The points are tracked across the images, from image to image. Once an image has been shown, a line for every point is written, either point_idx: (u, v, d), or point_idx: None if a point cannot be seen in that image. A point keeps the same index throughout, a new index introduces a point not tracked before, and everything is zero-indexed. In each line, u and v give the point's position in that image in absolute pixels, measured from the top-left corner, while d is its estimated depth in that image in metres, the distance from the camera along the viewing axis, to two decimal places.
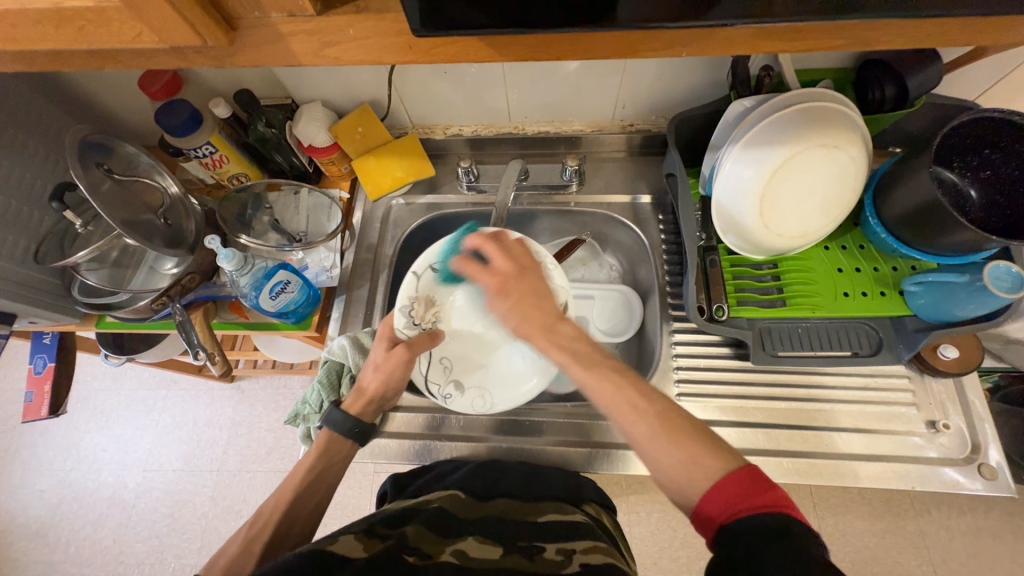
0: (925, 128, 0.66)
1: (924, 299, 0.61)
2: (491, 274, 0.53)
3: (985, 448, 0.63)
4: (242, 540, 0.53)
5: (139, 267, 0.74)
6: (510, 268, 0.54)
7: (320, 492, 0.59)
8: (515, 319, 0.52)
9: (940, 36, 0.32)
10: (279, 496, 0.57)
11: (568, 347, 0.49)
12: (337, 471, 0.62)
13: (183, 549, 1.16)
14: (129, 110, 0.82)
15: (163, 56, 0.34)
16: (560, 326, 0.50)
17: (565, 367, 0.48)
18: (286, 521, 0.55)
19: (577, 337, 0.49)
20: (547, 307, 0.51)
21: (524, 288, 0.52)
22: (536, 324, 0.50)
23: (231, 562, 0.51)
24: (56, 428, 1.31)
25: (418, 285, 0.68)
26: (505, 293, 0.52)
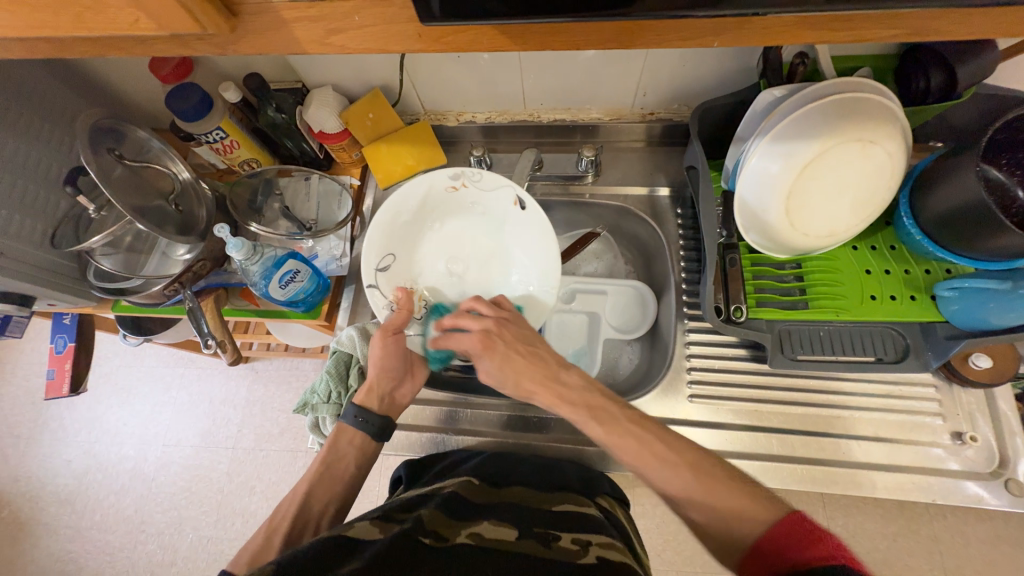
0: (971, 121, 0.61)
1: (956, 305, 0.57)
2: (472, 338, 0.59)
3: (1013, 462, 0.61)
4: (261, 535, 0.54)
5: (152, 252, 0.74)
6: (489, 326, 0.60)
7: (337, 485, 0.59)
8: (511, 377, 0.58)
9: (1011, 27, 0.29)
10: (295, 491, 0.58)
11: (580, 401, 0.55)
12: (354, 464, 0.61)
13: (200, 521, 1.20)
14: (141, 93, 0.81)
15: (164, 43, 0.33)
16: (565, 374, 0.58)
17: (583, 423, 0.54)
18: (301, 514, 0.56)
19: (582, 386, 0.57)
20: (544, 358, 0.59)
21: (510, 340, 0.59)
22: (540, 376, 0.58)
23: (253, 558, 0.52)
24: (81, 402, 1.36)
25: (382, 291, 0.65)
26: (494, 350, 0.58)
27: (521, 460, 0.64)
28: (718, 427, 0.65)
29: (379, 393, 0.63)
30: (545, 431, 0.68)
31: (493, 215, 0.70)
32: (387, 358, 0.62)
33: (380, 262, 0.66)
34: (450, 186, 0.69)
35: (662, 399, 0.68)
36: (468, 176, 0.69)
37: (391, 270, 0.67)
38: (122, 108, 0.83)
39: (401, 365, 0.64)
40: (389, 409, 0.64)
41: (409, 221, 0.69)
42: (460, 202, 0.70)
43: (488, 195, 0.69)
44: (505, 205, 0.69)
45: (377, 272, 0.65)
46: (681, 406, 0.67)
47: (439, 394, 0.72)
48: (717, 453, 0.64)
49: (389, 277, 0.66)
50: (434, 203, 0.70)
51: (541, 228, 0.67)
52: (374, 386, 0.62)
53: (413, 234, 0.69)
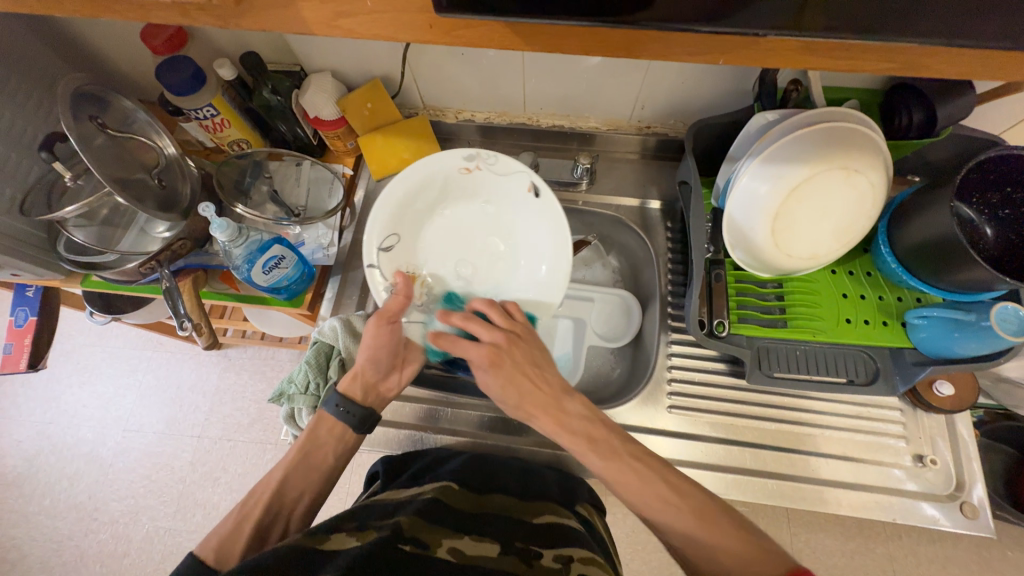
0: (946, 158, 0.65)
1: (924, 333, 0.60)
2: (480, 351, 0.57)
3: (969, 486, 0.63)
4: (232, 520, 0.51)
5: (129, 228, 0.71)
6: (500, 341, 0.58)
7: (314, 473, 0.58)
8: (513, 398, 0.57)
9: (1000, 71, 0.30)
10: (270, 476, 0.56)
11: (580, 431, 0.54)
12: (333, 454, 0.60)
13: (157, 511, 1.15)
14: (127, 63, 0.78)
15: (164, 11, 0.32)
16: (566, 403, 0.56)
17: (580, 452, 0.53)
18: (275, 501, 0.54)
19: (583, 415, 0.55)
20: (550, 382, 0.57)
21: (520, 359, 0.58)
22: (544, 401, 0.56)
23: (222, 543, 0.49)
24: (36, 381, 1.29)
25: (385, 272, 0.64)
26: (503, 367, 0.57)
27: (499, 462, 0.64)
28: (695, 439, 0.67)
29: (365, 381, 0.62)
30: (524, 434, 0.68)
31: (503, 203, 0.69)
32: (379, 346, 0.60)
33: (384, 242, 0.65)
34: (463, 168, 0.67)
35: (642, 408, 0.69)
36: (483, 158, 0.67)
37: (394, 251, 0.66)
38: (107, 76, 0.80)
39: (390, 356, 0.62)
40: (373, 399, 0.63)
41: (415, 199, 0.67)
42: (470, 185, 0.68)
43: (501, 181, 0.68)
44: (519, 190, 0.68)
45: (379, 252, 0.64)
46: (660, 417, 0.68)
47: (420, 392, 0.71)
48: (692, 464, 0.65)
49: (391, 258, 0.65)
50: (444, 184, 0.68)
51: (555, 223, 0.66)
52: (360, 374, 0.61)
53: (419, 215, 0.68)
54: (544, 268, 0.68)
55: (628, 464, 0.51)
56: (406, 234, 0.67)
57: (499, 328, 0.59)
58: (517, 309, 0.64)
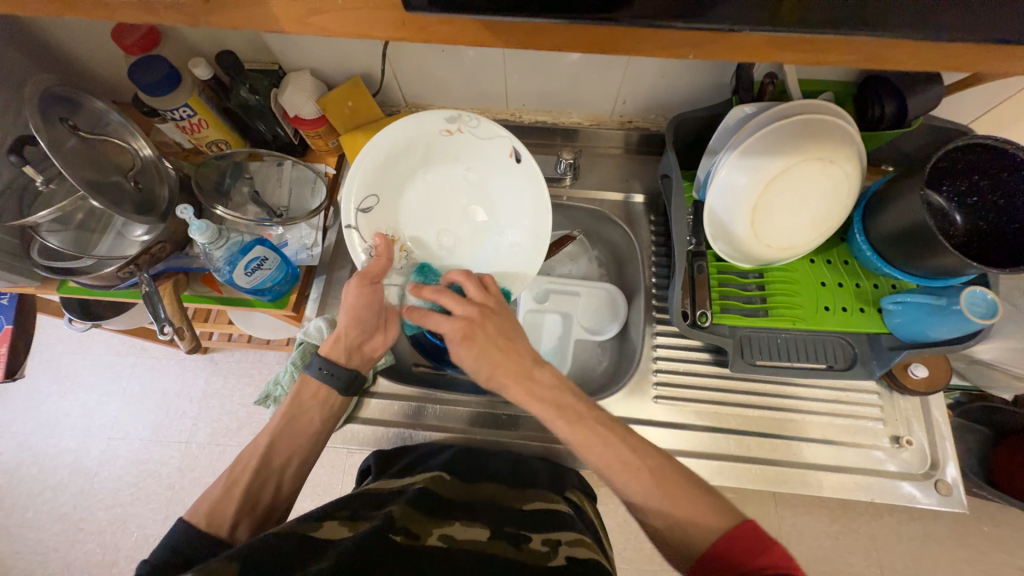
0: (918, 148, 0.67)
1: (899, 318, 0.62)
2: (452, 324, 0.57)
3: (943, 464, 0.66)
4: (222, 486, 0.52)
5: (106, 232, 0.70)
6: (473, 313, 0.58)
7: (303, 435, 0.58)
8: (486, 368, 0.57)
9: (958, 62, 0.31)
10: (256, 443, 0.56)
11: (548, 399, 0.54)
12: (319, 416, 0.60)
13: (146, 519, 1.14)
14: (99, 63, 0.76)
15: (133, 10, 0.32)
16: (537, 373, 0.56)
17: (549, 418, 0.54)
18: (263, 466, 0.54)
19: (555, 384, 0.56)
20: (520, 351, 0.57)
21: (492, 332, 0.58)
22: (514, 371, 0.56)
23: (216, 506, 0.50)
24: (15, 391, 1.26)
25: (363, 234, 0.63)
26: (474, 339, 0.57)
27: (489, 455, 0.64)
28: (681, 428, 0.68)
29: (347, 344, 0.61)
30: (513, 428, 0.69)
31: (483, 167, 0.68)
32: (362, 309, 0.59)
33: (362, 202, 0.62)
34: (445, 130, 0.65)
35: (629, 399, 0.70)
36: (465, 120, 0.65)
37: (374, 212, 0.64)
38: (79, 77, 0.78)
39: (375, 318, 0.62)
40: (357, 360, 0.63)
41: (397, 161, 0.65)
42: (452, 148, 0.67)
43: (482, 145, 0.66)
44: (501, 156, 0.67)
45: (357, 212, 0.62)
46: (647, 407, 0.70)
47: (409, 390, 0.71)
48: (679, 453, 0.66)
49: (370, 220, 0.63)
50: (425, 146, 0.65)
51: (535, 189, 0.67)
52: (343, 336, 0.60)
53: (399, 177, 0.66)
54: (523, 227, 0.69)
55: (593, 431, 0.51)
56: (386, 193, 0.65)
57: (471, 301, 0.59)
58: None
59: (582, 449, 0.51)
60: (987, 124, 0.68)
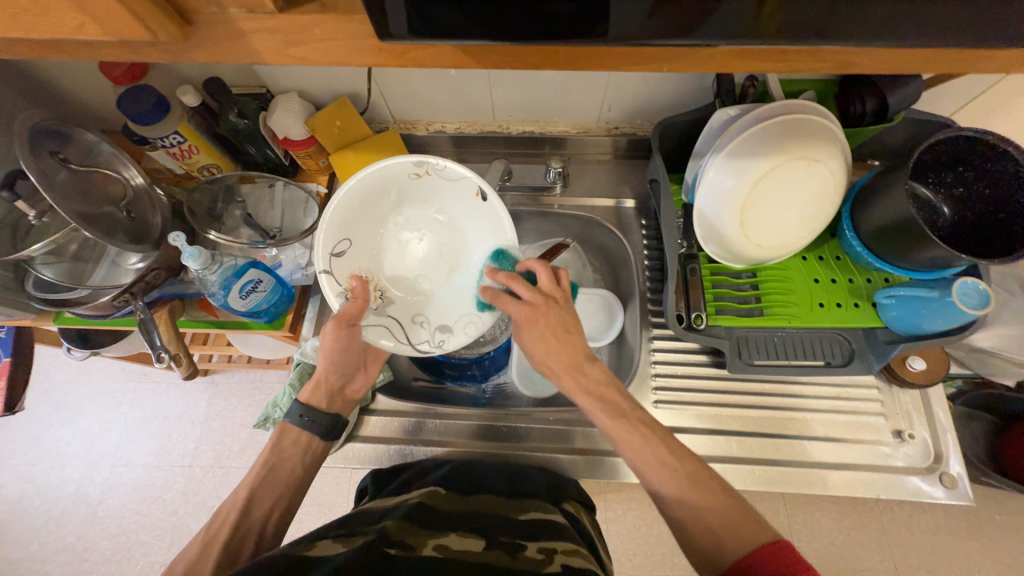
0: (902, 141, 0.67)
1: (894, 311, 0.62)
2: (522, 309, 0.56)
3: (946, 458, 0.65)
4: (198, 544, 0.51)
5: (101, 261, 0.70)
6: (540, 302, 0.57)
7: (282, 484, 0.58)
8: (539, 353, 0.58)
9: (926, 62, 0.32)
10: (236, 495, 0.56)
11: (594, 392, 0.56)
12: (299, 465, 0.60)
13: (151, 546, 1.13)
14: (88, 95, 0.77)
15: (115, 49, 0.32)
16: (587, 366, 0.57)
17: (591, 410, 0.55)
18: (243, 520, 0.54)
19: (603, 378, 0.57)
20: (575, 344, 0.57)
21: (554, 321, 0.57)
22: (563, 362, 0.57)
23: (191, 566, 0.49)
24: (17, 422, 1.26)
25: (336, 278, 0.61)
26: (535, 326, 0.56)
27: (491, 466, 0.64)
28: (682, 431, 0.68)
29: (328, 389, 0.62)
30: (514, 439, 0.69)
31: (455, 208, 0.68)
32: (338, 352, 0.60)
33: (334, 248, 0.61)
34: (413, 174, 0.64)
35: None
36: (432, 164, 0.64)
37: (346, 257, 0.63)
38: (69, 109, 0.79)
39: (352, 361, 0.63)
40: (338, 403, 0.63)
41: (368, 206, 0.64)
42: (421, 191, 0.67)
43: (452, 186, 0.66)
44: (468, 197, 0.66)
45: (330, 258, 0.61)
46: (647, 412, 0.69)
47: (408, 406, 0.71)
48: None
49: (344, 264, 0.62)
50: (395, 190, 0.65)
51: (499, 227, 0.66)
52: (321, 381, 0.61)
53: (372, 222, 0.66)
54: (493, 265, 0.68)
55: (636, 428, 0.53)
56: (359, 237, 0.64)
57: (541, 288, 0.58)
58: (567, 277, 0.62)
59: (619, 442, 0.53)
60: (970, 114, 0.69)
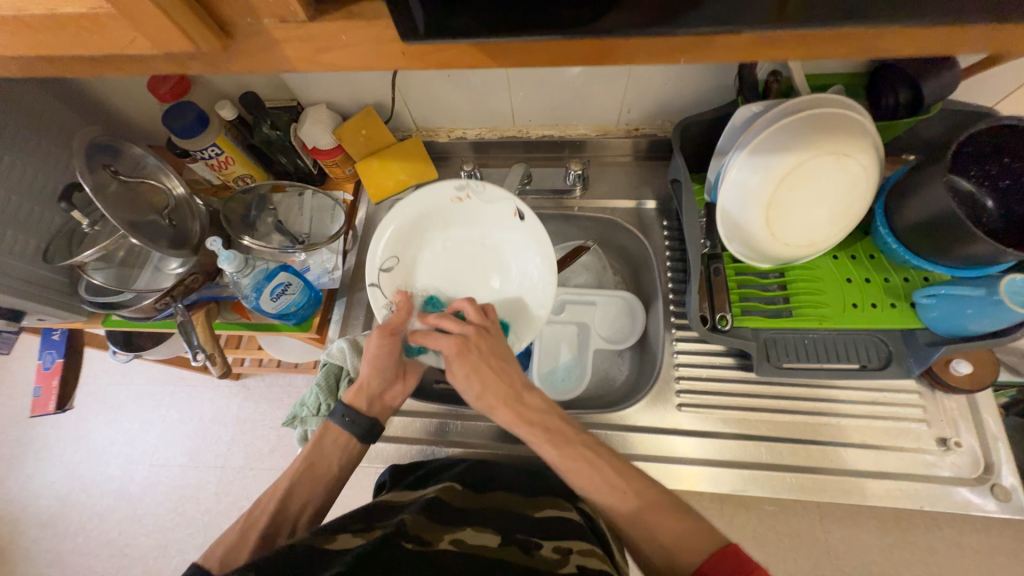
0: (940, 134, 0.64)
1: (935, 312, 0.59)
2: (449, 342, 0.58)
3: (998, 468, 0.61)
4: (237, 530, 0.54)
5: (145, 266, 0.75)
6: (470, 333, 0.60)
7: (320, 483, 0.59)
8: (475, 387, 0.58)
9: (959, 43, 0.31)
10: (276, 486, 0.57)
11: (537, 421, 0.56)
12: (336, 464, 0.60)
13: (185, 544, 1.17)
14: (135, 112, 0.82)
15: (160, 62, 0.35)
16: (527, 396, 0.58)
17: (536, 442, 0.55)
18: (279, 512, 0.55)
19: (543, 409, 0.58)
20: (510, 376, 0.59)
21: (487, 351, 0.60)
22: (503, 393, 0.58)
23: (228, 554, 0.51)
24: (67, 422, 1.34)
25: (383, 290, 0.66)
26: (467, 356, 0.59)
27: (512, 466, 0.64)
28: (708, 436, 0.66)
29: (369, 393, 0.63)
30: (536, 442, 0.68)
31: (497, 231, 0.70)
32: (383, 360, 0.62)
33: (384, 263, 0.66)
34: (455, 198, 0.69)
35: (652, 408, 0.69)
36: (473, 188, 0.68)
37: (395, 272, 0.67)
38: (118, 125, 0.85)
39: (393, 367, 0.63)
40: (378, 408, 0.64)
41: (418, 229, 0.69)
42: (464, 215, 0.70)
43: (490, 208, 0.69)
44: (506, 217, 0.69)
45: (379, 273, 0.66)
46: (671, 416, 0.68)
47: (431, 407, 0.72)
48: (708, 462, 0.64)
49: (392, 279, 0.67)
50: (440, 215, 0.70)
51: (539, 245, 0.68)
52: (365, 386, 0.62)
53: (421, 241, 0.69)
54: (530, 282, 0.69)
55: (580, 454, 0.53)
56: (406, 256, 0.68)
57: (469, 322, 0.61)
58: (495, 310, 0.65)
59: (569, 473, 0.53)
60: (1015, 103, 0.65)
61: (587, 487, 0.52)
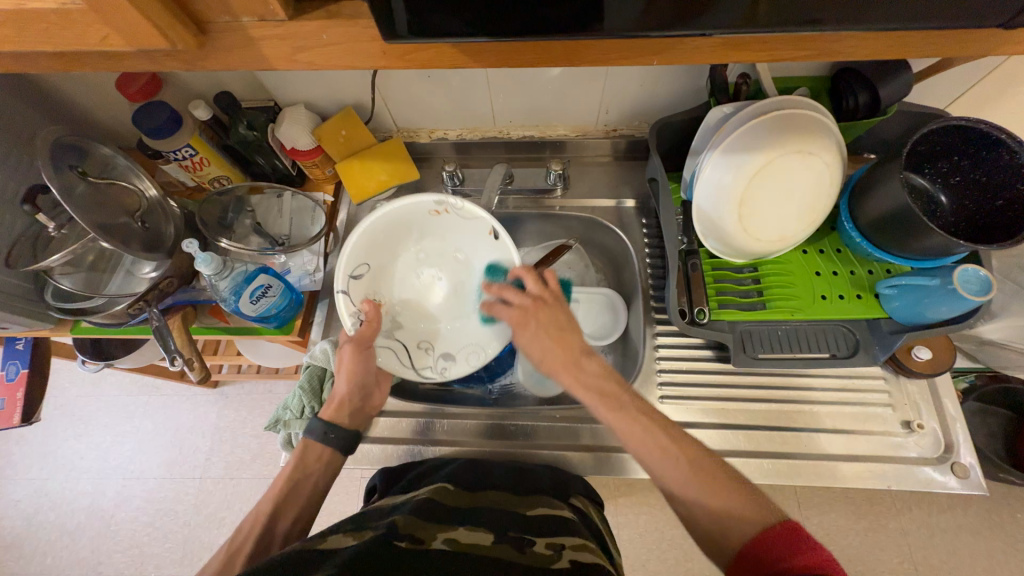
0: (897, 134, 0.68)
1: (897, 302, 0.62)
2: (508, 312, 0.59)
3: (958, 448, 0.65)
4: (221, 559, 0.52)
5: (116, 271, 0.72)
6: (528, 303, 0.59)
7: (306, 500, 0.58)
8: (537, 355, 0.57)
9: (906, 46, 0.33)
10: (258, 511, 0.56)
11: (595, 388, 0.54)
12: (322, 480, 0.60)
13: (163, 558, 1.13)
14: (104, 112, 0.80)
15: (133, 59, 0.34)
16: (586, 362, 0.56)
17: (593, 406, 0.53)
18: (265, 534, 0.54)
19: (601, 372, 0.55)
20: (570, 343, 0.57)
21: (544, 320, 0.58)
22: (561, 359, 0.56)
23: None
24: (32, 437, 1.28)
25: (352, 298, 0.63)
26: (527, 327, 0.58)
27: (501, 463, 0.64)
28: (689, 426, 0.68)
29: (349, 407, 0.63)
30: (523, 438, 0.69)
31: (471, 248, 0.69)
32: (359, 371, 0.62)
33: (354, 270, 0.64)
34: (433, 210, 0.66)
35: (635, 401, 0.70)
36: (452, 203, 0.66)
37: (365, 279, 0.65)
38: (86, 126, 0.82)
39: (370, 376, 0.64)
40: (356, 419, 0.64)
41: (391, 238, 0.67)
42: (440, 227, 0.68)
43: (467, 224, 0.68)
44: (482, 235, 0.68)
45: (349, 279, 0.63)
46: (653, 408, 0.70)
47: (416, 406, 0.72)
48: None
49: (360, 287, 0.64)
50: (415, 226, 0.68)
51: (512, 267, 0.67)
52: (344, 402, 0.63)
53: (393, 249, 0.68)
54: None
55: (639, 420, 0.51)
56: (376, 264, 0.66)
57: (529, 293, 0.60)
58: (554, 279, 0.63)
59: (625, 437, 0.51)
60: (965, 104, 0.70)
61: (642, 449, 0.50)
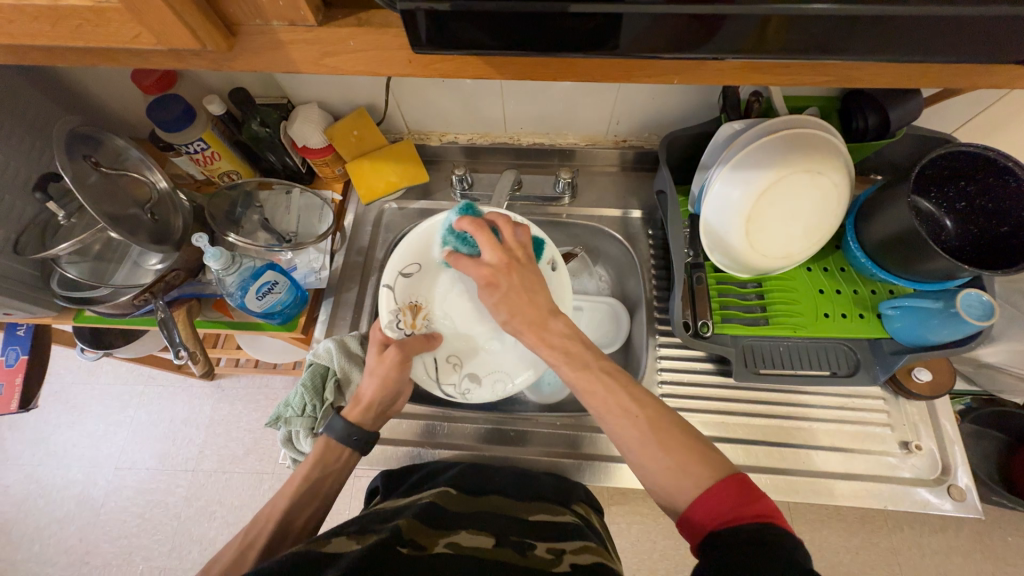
0: (905, 156, 0.69)
1: (899, 323, 0.62)
2: (479, 268, 0.57)
3: (954, 470, 0.65)
4: (230, 555, 0.52)
5: (122, 261, 0.72)
6: (500, 261, 0.57)
7: (316, 502, 0.58)
8: (504, 315, 0.56)
9: (922, 76, 0.34)
10: (272, 508, 0.56)
11: (558, 346, 0.54)
12: (335, 484, 0.60)
13: (152, 551, 1.12)
14: (117, 102, 0.80)
15: (161, 56, 0.34)
16: (553, 322, 0.55)
17: (554, 364, 0.54)
18: (274, 534, 0.54)
19: (567, 333, 0.54)
20: (538, 302, 0.56)
21: (517, 283, 0.56)
22: (528, 319, 0.55)
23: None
24: (25, 423, 1.27)
25: (395, 294, 0.64)
26: (498, 287, 0.56)
27: (500, 468, 0.64)
28: None
29: (373, 410, 0.61)
30: (522, 444, 0.69)
31: None
32: (391, 376, 0.60)
33: (404, 267, 0.65)
34: None
35: None
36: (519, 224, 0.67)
37: (413, 279, 0.66)
38: (99, 115, 0.82)
39: (400, 383, 0.62)
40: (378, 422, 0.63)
41: (447, 246, 0.68)
42: None
43: None
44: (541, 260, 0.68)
45: (397, 276, 0.65)
46: None
47: (417, 408, 0.72)
48: None
49: (405, 285, 0.66)
50: None
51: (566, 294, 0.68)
52: (370, 404, 0.61)
53: None
54: None
55: (598, 379, 0.51)
56: (429, 270, 0.67)
57: (502, 247, 0.58)
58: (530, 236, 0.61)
59: (585, 395, 0.51)
60: (972, 130, 0.70)
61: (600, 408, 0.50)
